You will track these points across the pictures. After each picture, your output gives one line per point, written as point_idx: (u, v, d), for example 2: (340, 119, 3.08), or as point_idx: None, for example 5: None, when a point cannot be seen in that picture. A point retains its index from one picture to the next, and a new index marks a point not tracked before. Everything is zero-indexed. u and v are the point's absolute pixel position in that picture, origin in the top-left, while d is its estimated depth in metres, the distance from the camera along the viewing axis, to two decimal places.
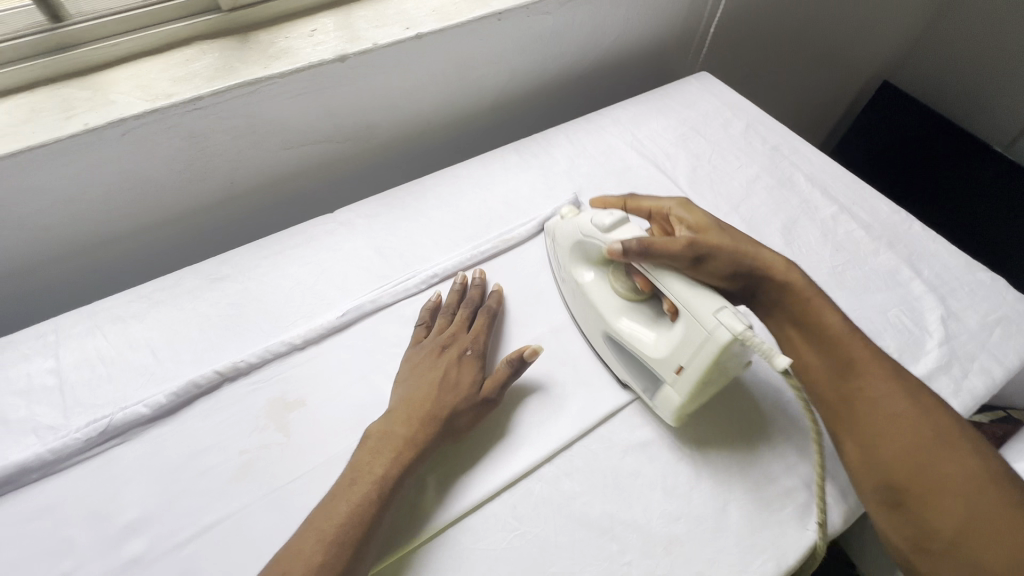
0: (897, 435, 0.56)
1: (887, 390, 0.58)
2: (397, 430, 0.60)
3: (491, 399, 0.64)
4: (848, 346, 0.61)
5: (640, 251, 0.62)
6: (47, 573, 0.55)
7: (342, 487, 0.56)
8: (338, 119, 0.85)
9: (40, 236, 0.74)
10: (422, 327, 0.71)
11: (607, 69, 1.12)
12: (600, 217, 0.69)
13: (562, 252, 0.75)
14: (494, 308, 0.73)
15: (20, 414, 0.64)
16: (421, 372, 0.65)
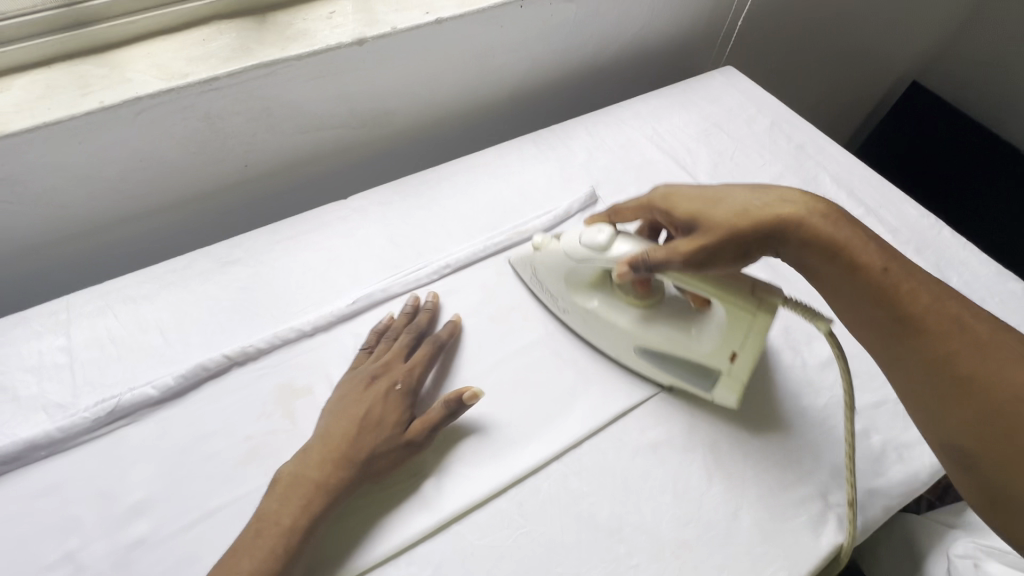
0: (970, 399, 0.47)
1: (956, 346, 0.48)
2: (310, 472, 0.56)
3: (416, 443, 0.59)
4: (902, 299, 0.50)
5: (650, 267, 0.58)
6: (53, 551, 0.55)
7: (246, 540, 0.53)
8: (354, 104, 0.84)
9: (54, 214, 0.74)
10: (366, 351, 0.67)
11: (628, 61, 1.09)
12: (586, 236, 0.63)
13: (547, 275, 0.70)
14: (442, 339, 0.68)
15: (30, 390, 0.64)
16: (347, 405, 0.61)
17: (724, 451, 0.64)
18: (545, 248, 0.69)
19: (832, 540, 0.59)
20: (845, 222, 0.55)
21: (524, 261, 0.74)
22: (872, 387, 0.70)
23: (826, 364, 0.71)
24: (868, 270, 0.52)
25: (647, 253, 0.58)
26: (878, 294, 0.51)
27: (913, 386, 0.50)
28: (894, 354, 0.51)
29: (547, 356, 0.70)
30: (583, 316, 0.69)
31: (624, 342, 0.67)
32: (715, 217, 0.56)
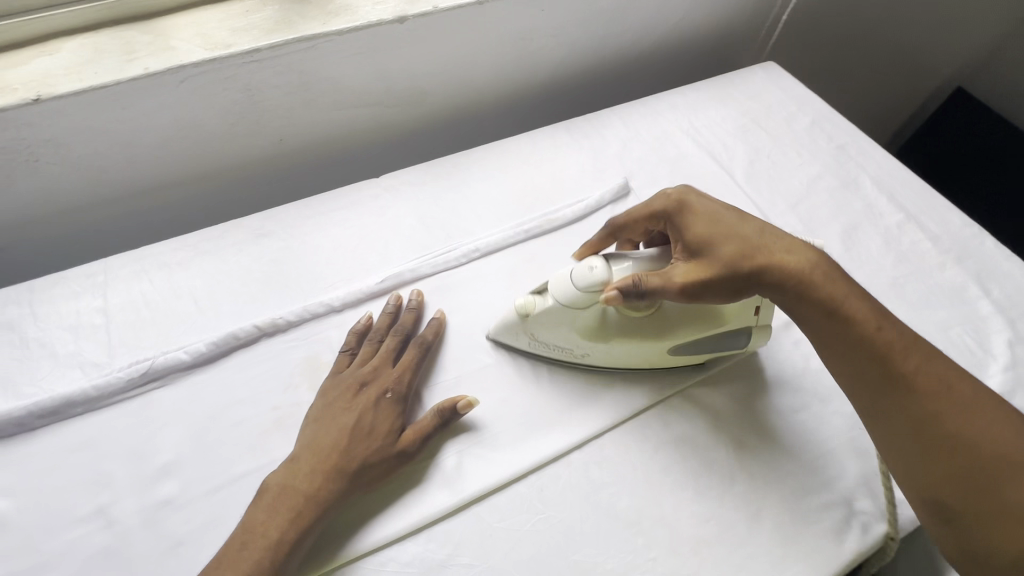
0: (958, 456, 0.49)
1: (945, 406, 0.50)
2: (299, 483, 0.55)
3: (407, 453, 0.58)
4: (893, 357, 0.52)
5: (643, 293, 0.57)
6: (85, 504, 0.56)
7: (230, 551, 0.51)
8: (391, 83, 0.84)
9: (94, 177, 0.75)
10: (347, 354, 0.65)
11: (667, 51, 1.07)
12: (581, 277, 0.58)
13: (546, 333, 0.64)
14: (428, 340, 0.66)
15: (67, 348, 0.65)
16: (335, 413, 0.59)
17: (748, 450, 0.63)
18: (535, 310, 0.63)
19: (854, 547, 0.58)
20: (837, 275, 0.57)
21: (506, 330, 0.66)
22: None
23: None
24: (860, 325, 0.54)
25: (637, 280, 0.56)
26: (868, 350, 0.53)
27: (900, 440, 0.52)
28: (882, 408, 0.53)
29: None
30: (603, 352, 0.64)
31: (655, 351, 0.63)
32: (726, 249, 0.57)
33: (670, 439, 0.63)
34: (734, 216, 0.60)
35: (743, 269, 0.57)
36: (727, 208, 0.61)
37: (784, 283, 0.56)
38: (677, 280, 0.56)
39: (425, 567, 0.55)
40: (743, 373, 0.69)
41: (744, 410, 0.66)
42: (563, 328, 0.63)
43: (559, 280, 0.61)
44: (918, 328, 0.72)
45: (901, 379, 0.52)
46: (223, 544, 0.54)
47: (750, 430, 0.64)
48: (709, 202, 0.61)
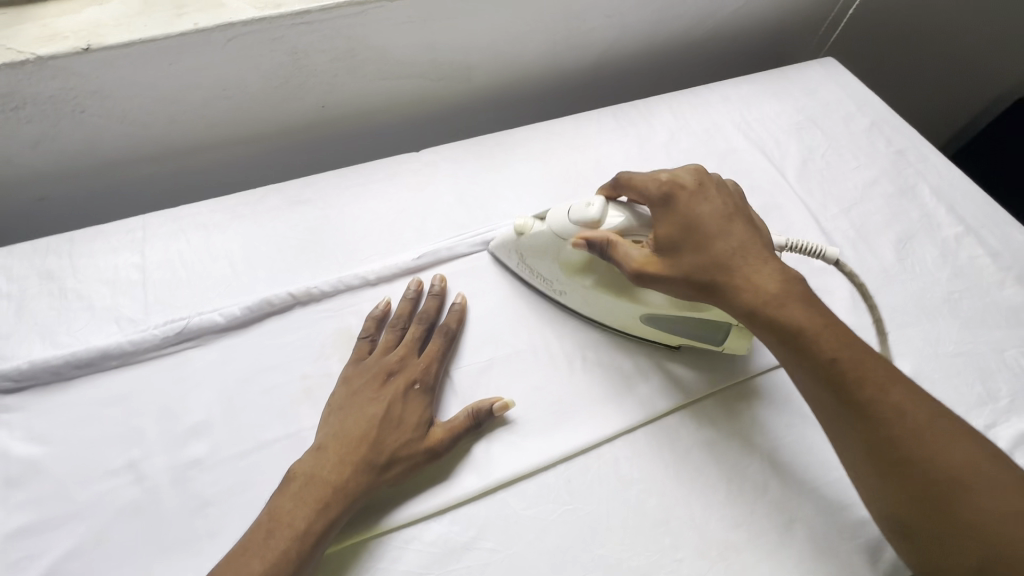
0: (908, 475, 0.47)
1: (896, 434, 0.48)
2: (327, 473, 0.53)
3: (436, 451, 0.57)
4: (846, 383, 0.50)
5: (606, 254, 0.58)
6: (117, 458, 0.57)
7: (257, 539, 0.50)
8: (437, 56, 0.81)
9: (137, 131, 0.75)
10: (368, 340, 0.63)
11: (720, 41, 1.03)
12: (578, 210, 0.60)
13: (533, 258, 0.67)
14: (452, 328, 0.64)
15: (105, 302, 0.66)
16: (361, 403, 0.58)
17: (782, 458, 0.61)
18: (530, 232, 0.66)
19: (891, 567, 0.56)
20: (798, 293, 0.53)
21: (503, 248, 0.70)
22: None
23: None
24: (814, 350, 0.51)
25: (604, 241, 0.58)
26: (820, 376, 0.51)
27: (852, 463, 0.51)
28: (835, 430, 0.52)
29: (608, 336, 0.68)
30: (579, 295, 0.66)
31: (628, 314, 0.64)
32: (685, 264, 0.55)
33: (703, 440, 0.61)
34: (703, 225, 0.55)
35: (698, 283, 0.54)
36: (700, 214, 0.56)
37: (739, 303, 0.54)
38: (631, 258, 0.56)
39: (448, 549, 0.54)
40: (782, 378, 0.66)
41: (780, 416, 0.64)
42: (550, 259, 0.65)
43: (558, 211, 0.63)
44: (970, 347, 0.69)
45: (856, 405, 0.50)
46: (246, 532, 0.52)
47: (784, 439, 0.62)
48: (683, 206, 0.57)
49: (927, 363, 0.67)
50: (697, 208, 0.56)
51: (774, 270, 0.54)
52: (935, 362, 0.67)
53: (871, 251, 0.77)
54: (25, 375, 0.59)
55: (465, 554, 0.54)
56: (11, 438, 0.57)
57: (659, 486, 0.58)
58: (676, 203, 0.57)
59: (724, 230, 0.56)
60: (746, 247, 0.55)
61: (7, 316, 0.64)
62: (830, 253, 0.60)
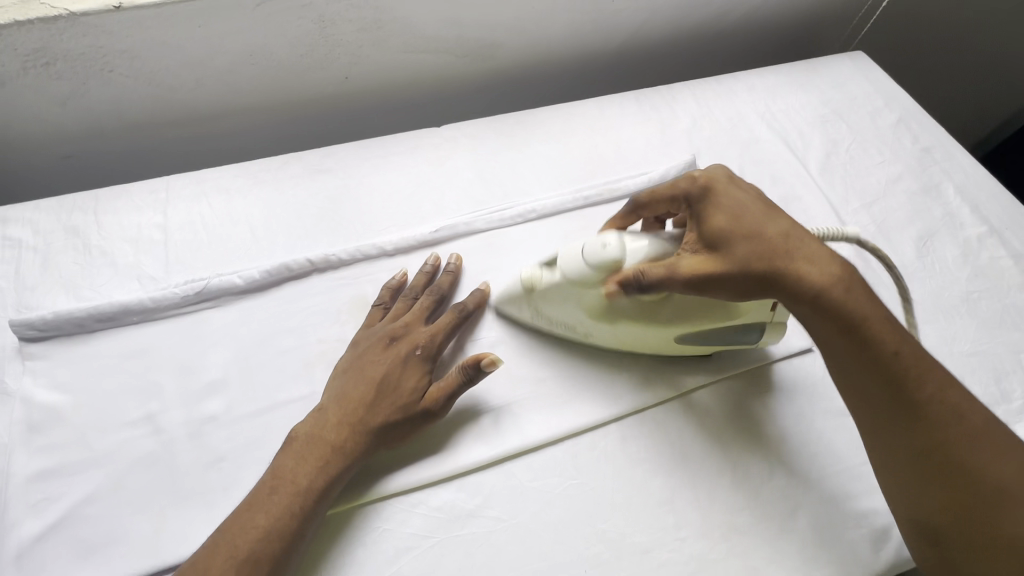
0: (958, 484, 0.47)
1: (954, 441, 0.47)
2: (327, 434, 0.54)
3: (430, 413, 0.56)
4: (908, 383, 0.48)
5: (643, 287, 0.53)
6: (136, 409, 0.58)
7: (260, 495, 0.51)
8: (463, 32, 0.81)
9: (164, 94, 0.76)
10: (380, 308, 0.64)
11: (749, 29, 1.02)
12: (592, 251, 0.55)
13: (550, 310, 0.62)
14: (469, 308, 0.63)
15: (128, 259, 0.67)
16: (364, 365, 0.58)
17: (788, 445, 0.61)
18: (540, 284, 0.60)
19: (891, 557, 0.56)
20: (865, 289, 0.50)
21: (512, 302, 0.64)
22: None
23: None
24: (878, 347, 0.49)
25: (639, 274, 0.53)
26: (881, 374, 0.49)
27: (892, 464, 0.51)
28: (882, 432, 0.50)
29: None
30: (606, 333, 0.61)
31: (663, 339, 0.60)
32: (739, 256, 0.50)
33: (711, 424, 0.62)
34: (753, 215, 0.52)
35: (755, 276, 0.50)
36: (747, 203, 0.53)
37: (801, 296, 0.50)
38: (677, 273, 0.52)
39: (454, 515, 0.55)
40: (794, 367, 0.66)
41: (788, 404, 0.64)
42: (568, 307, 0.60)
43: (568, 253, 0.58)
44: (986, 347, 0.68)
45: (912, 408, 0.48)
46: (252, 489, 0.53)
47: (791, 427, 0.62)
48: (725, 196, 0.53)
49: (940, 360, 0.67)
50: (741, 198, 0.53)
51: (833, 264, 0.50)
52: (950, 360, 0.67)
53: (891, 246, 0.76)
54: (49, 326, 0.60)
55: (470, 521, 0.55)
56: (34, 385, 0.58)
57: (665, 466, 0.59)
58: (718, 194, 0.53)
59: (779, 220, 0.52)
60: (802, 235, 0.52)
61: (34, 268, 0.66)
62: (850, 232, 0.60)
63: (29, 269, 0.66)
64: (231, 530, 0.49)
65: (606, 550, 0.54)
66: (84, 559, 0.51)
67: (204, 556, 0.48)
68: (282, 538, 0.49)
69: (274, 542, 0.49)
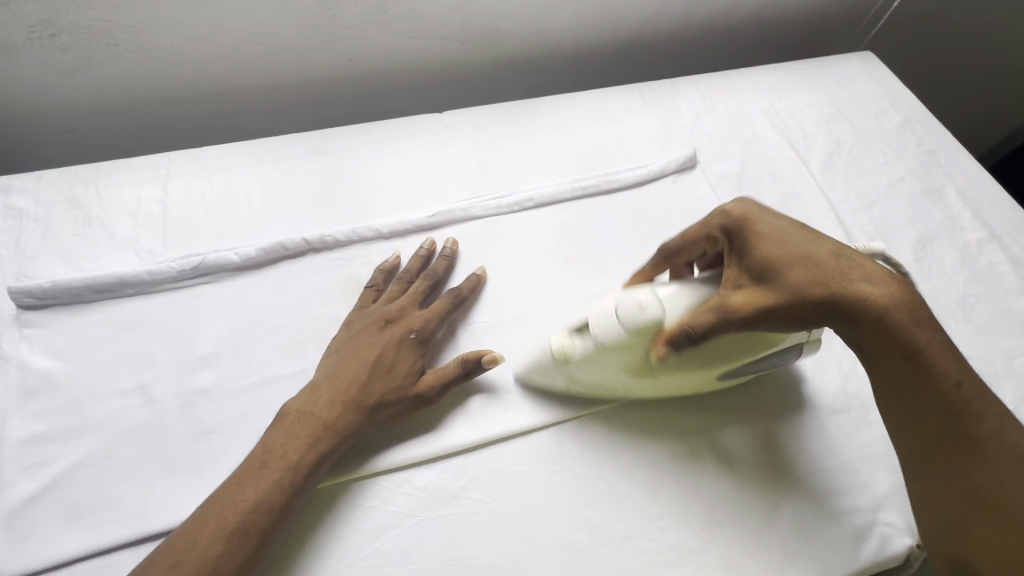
0: (1007, 527, 0.46)
1: (1009, 480, 0.47)
2: (319, 411, 0.55)
3: (424, 398, 0.57)
4: (968, 418, 0.49)
5: (700, 336, 0.49)
6: (129, 379, 0.59)
7: (250, 469, 0.51)
8: (468, 19, 0.81)
9: (169, 70, 0.76)
10: (372, 289, 0.64)
11: (757, 26, 1.01)
12: (626, 317, 0.50)
13: (584, 373, 0.57)
14: (463, 294, 0.64)
15: (127, 232, 0.68)
16: (358, 346, 0.59)
17: (774, 439, 0.61)
18: (572, 351, 0.55)
19: (871, 554, 0.57)
20: (918, 309, 0.51)
21: (538, 371, 0.59)
22: None
23: None
24: (941, 380, 0.49)
25: (689, 329, 0.49)
26: (942, 406, 0.49)
27: (937, 494, 0.50)
28: (934, 462, 0.50)
29: None
30: (647, 384, 0.57)
31: (705, 378, 0.58)
32: (797, 284, 0.49)
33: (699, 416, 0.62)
34: (804, 240, 0.51)
35: (817, 302, 0.49)
36: (793, 229, 0.52)
37: (863, 321, 0.50)
38: (733, 310, 0.49)
39: (437, 495, 0.56)
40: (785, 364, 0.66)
41: (776, 397, 0.64)
42: (603, 369, 0.55)
43: (597, 319, 0.53)
44: (980, 351, 0.68)
45: (962, 434, 0.49)
46: (240, 464, 0.54)
47: (778, 421, 0.62)
48: (766, 227, 0.52)
49: None
50: (787, 225, 0.52)
51: (884, 284, 0.51)
52: None
53: (889, 248, 0.76)
54: (46, 294, 0.61)
55: (453, 502, 0.55)
56: (30, 351, 0.59)
57: (651, 456, 0.59)
58: (761, 221, 0.52)
59: (827, 244, 0.52)
60: (855, 260, 0.51)
61: (34, 238, 0.66)
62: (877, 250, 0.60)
63: (30, 239, 0.66)
64: (219, 502, 0.49)
65: (587, 536, 0.55)
66: (72, 523, 0.52)
67: (191, 527, 0.48)
68: (272, 511, 0.49)
69: (264, 515, 0.49)
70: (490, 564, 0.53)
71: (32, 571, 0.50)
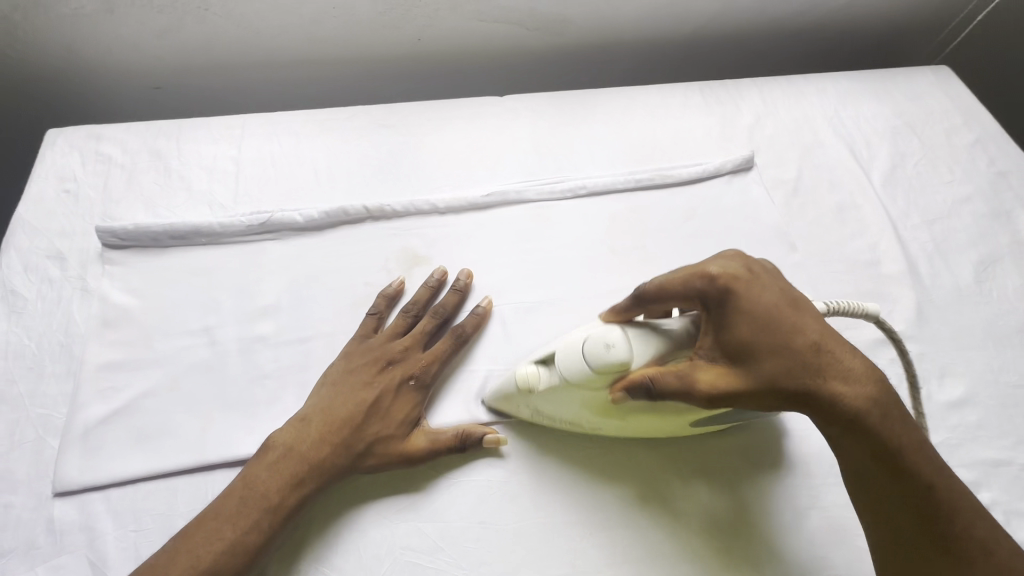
0: None
1: None
2: (306, 449, 0.54)
3: (412, 459, 0.56)
4: (941, 519, 0.45)
5: (655, 394, 0.49)
6: (196, 320, 0.63)
7: (229, 505, 0.52)
8: (536, 6, 0.82)
9: (250, 37, 0.80)
10: (373, 318, 0.63)
11: (826, 33, 0.99)
12: (596, 353, 0.51)
13: (548, 409, 0.56)
14: (467, 334, 0.62)
15: (202, 185, 0.72)
16: (354, 384, 0.58)
17: (762, 483, 0.58)
18: (537, 385, 0.54)
19: None
20: (893, 402, 0.47)
21: (500, 398, 0.58)
22: (1013, 444, 0.62)
23: (956, 406, 0.64)
24: (912, 478, 0.46)
25: (650, 379, 0.49)
26: (914, 506, 0.46)
27: None
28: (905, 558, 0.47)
29: None
30: (616, 426, 0.56)
31: (677, 424, 0.55)
32: (757, 366, 0.47)
33: (690, 452, 0.59)
34: (780, 323, 0.48)
35: (778, 386, 0.46)
36: (773, 307, 0.48)
37: (830, 410, 0.46)
38: (692, 386, 0.48)
39: (472, 461, 0.58)
40: None
41: (750, 435, 0.60)
42: (567, 407, 0.55)
43: (566, 354, 0.53)
44: None
45: (945, 541, 0.45)
46: (222, 493, 0.54)
47: (751, 465, 0.59)
48: (743, 299, 0.48)
49: (982, 387, 0.65)
50: (767, 302, 0.48)
51: (858, 371, 0.47)
52: (992, 388, 0.65)
53: (948, 267, 0.74)
54: (128, 236, 0.66)
55: (487, 469, 0.57)
56: (111, 286, 0.64)
57: (623, 493, 0.57)
58: (739, 296, 0.48)
59: (806, 326, 0.48)
60: (834, 346, 0.47)
61: (119, 183, 0.72)
62: (871, 311, 0.57)
63: (116, 184, 0.72)
64: (193, 539, 0.50)
65: (613, 516, 0.56)
66: (137, 445, 0.56)
67: (163, 562, 0.49)
68: (245, 554, 0.50)
69: (237, 556, 0.50)
70: (516, 531, 0.55)
71: (101, 484, 0.54)
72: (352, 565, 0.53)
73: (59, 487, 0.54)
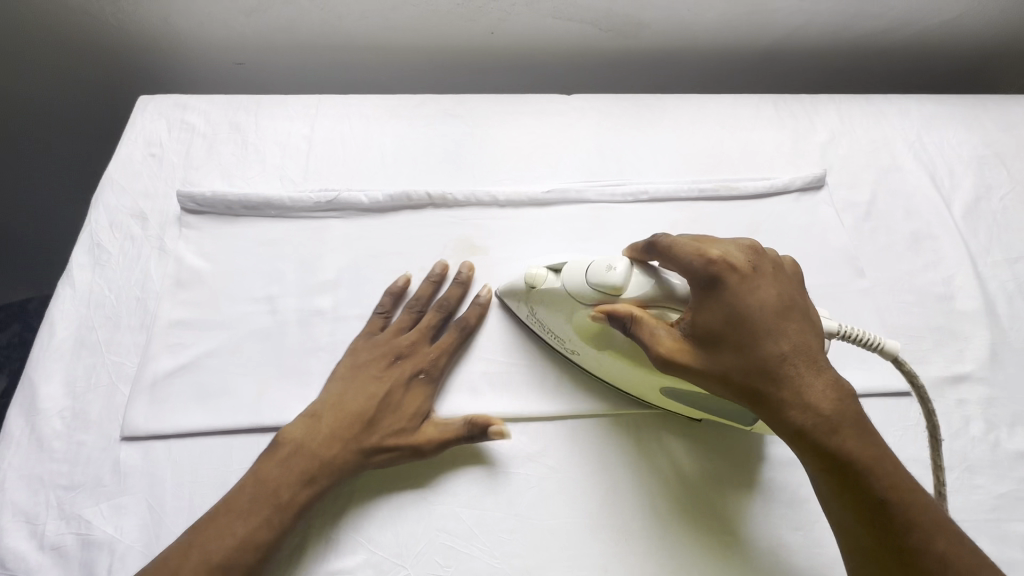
0: None
1: None
2: (317, 446, 0.55)
3: (422, 451, 0.56)
4: (903, 535, 0.42)
5: (627, 330, 0.49)
6: (261, 289, 0.66)
7: (243, 499, 0.52)
8: (613, 6, 0.82)
9: (333, 22, 0.83)
10: (380, 316, 0.63)
11: (913, 52, 0.94)
12: (596, 273, 0.53)
13: (545, 315, 0.60)
14: (469, 325, 0.63)
15: (276, 160, 0.75)
16: (363, 379, 0.59)
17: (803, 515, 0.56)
18: (541, 283, 0.59)
19: None
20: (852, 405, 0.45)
21: (513, 295, 0.63)
22: None
23: None
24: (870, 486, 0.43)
25: (630, 317, 0.49)
26: (871, 518, 0.43)
27: None
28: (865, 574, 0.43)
29: None
30: (591, 356, 0.58)
31: (646, 384, 0.56)
32: (721, 351, 0.46)
33: (726, 475, 0.57)
34: (760, 320, 0.46)
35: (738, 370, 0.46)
36: (757, 304, 0.47)
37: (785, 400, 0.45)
38: (658, 345, 0.47)
39: (512, 453, 0.58)
40: (896, 407, 0.62)
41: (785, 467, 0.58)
42: (561, 319, 0.58)
43: (575, 266, 0.56)
44: None
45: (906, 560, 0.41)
46: (235, 485, 0.54)
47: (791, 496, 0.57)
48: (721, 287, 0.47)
49: None
50: (754, 299, 0.47)
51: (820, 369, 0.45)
52: None
53: None
54: (205, 203, 0.70)
55: (526, 462, 0.58)
56: (185, 248, 0.68)
57: (646, 514, 0.56)
58: (727, 284, 0.47)
59: (784, 328, 0.46)
60: (805, 353, 0.46)
61: (200, 152, 0.76)
62: (887, 349, 0.50)
63: (196, 152, 0.75)
64: (208, 530, 0.50)
65: (647, 527, 0.55)
66: (199, 402, 0.59)
67: (179, 553, 0.49)
68: (256, 549, 0.50)
69: (247, 551, 0.50)
70: (551, 527, 0.55)
71: (165, 433, 0.57)
72: (388, 541, 0.54)
73: (127, 431, 0.57)
